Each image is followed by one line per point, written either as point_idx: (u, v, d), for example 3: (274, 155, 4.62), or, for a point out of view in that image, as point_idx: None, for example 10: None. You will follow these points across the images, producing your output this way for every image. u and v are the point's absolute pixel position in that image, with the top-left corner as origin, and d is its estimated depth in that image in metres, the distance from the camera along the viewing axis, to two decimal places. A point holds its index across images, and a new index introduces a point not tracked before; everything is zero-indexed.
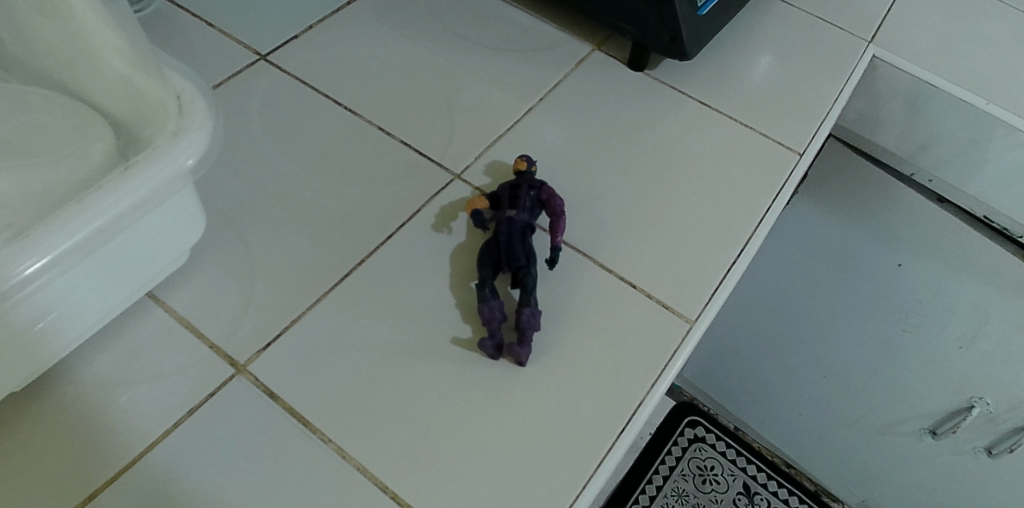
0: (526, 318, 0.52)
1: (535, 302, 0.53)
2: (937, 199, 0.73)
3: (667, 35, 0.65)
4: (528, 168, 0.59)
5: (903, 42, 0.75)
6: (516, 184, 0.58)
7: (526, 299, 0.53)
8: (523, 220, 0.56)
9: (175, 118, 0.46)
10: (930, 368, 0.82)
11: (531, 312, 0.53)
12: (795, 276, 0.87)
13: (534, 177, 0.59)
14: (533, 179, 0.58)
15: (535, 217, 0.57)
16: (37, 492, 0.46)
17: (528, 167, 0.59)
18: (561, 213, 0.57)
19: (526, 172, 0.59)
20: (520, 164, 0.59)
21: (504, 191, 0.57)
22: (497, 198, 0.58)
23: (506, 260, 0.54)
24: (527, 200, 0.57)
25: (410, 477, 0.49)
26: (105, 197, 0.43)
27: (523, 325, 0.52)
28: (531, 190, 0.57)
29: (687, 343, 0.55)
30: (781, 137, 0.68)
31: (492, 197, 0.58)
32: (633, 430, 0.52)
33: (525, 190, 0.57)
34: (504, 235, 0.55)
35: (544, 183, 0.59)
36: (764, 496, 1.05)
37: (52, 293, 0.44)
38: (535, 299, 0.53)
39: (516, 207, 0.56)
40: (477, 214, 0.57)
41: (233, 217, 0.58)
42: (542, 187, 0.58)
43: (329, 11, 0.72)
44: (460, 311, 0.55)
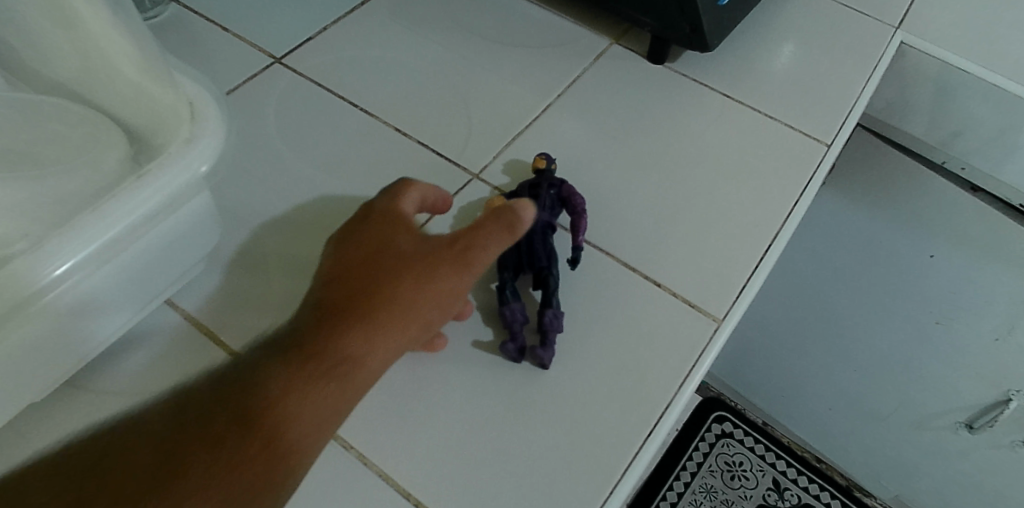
0: (548, 320, 0.52)
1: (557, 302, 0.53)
2: (971, 188, 0.70)
3: (688, 27, 0.64)
4: (547, 166, 0.59)
5: (932, 26, 0.73)
6: (535, 184, 0.57)
7: (548, 300, 0.52)
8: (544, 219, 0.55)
9: (188, 123, 0.46)
10: (968, 362, 0.79)
11: (554, 313, 0.52)
12: (824, 266, 0.85)
13: (555, 176, 0.58)
14: (553, 178, 0.57)
15: (555, 215, 0.56)
16: None
17: (547, 165, 0.59)
18: (582, 211, 0.56)
19: (545, 171, 0.58)
20: (540, 162, 0.58)
21: (522, 191, 0.57)
22: (517, 198, 0.57)
23: (527, 261, 0.54)
24: (548, 200, 0.56)
25: (433, 485, 0.48)
26: (120, 205, 0.43)
27: (545, 328, 0.52)
28: (550, 189, 0.57)
29: (715, 342, 0.54)
30: (810, 129, 0.66)
31: (512, 198, 0.57)
32: (662, 433, 0.51)
33: (545, 190, 0.56)
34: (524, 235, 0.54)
35: (565, 181, 0.58)
36: (794, 491, 1.03)
37: (75, 303, 0.44)
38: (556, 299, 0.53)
39: (536, 205, 0.56)
40: (497, 215, 0.56)
41: (251, 224, 0.57)
42: (561, 185, 0.57)
43: (343, 13, 0.71)
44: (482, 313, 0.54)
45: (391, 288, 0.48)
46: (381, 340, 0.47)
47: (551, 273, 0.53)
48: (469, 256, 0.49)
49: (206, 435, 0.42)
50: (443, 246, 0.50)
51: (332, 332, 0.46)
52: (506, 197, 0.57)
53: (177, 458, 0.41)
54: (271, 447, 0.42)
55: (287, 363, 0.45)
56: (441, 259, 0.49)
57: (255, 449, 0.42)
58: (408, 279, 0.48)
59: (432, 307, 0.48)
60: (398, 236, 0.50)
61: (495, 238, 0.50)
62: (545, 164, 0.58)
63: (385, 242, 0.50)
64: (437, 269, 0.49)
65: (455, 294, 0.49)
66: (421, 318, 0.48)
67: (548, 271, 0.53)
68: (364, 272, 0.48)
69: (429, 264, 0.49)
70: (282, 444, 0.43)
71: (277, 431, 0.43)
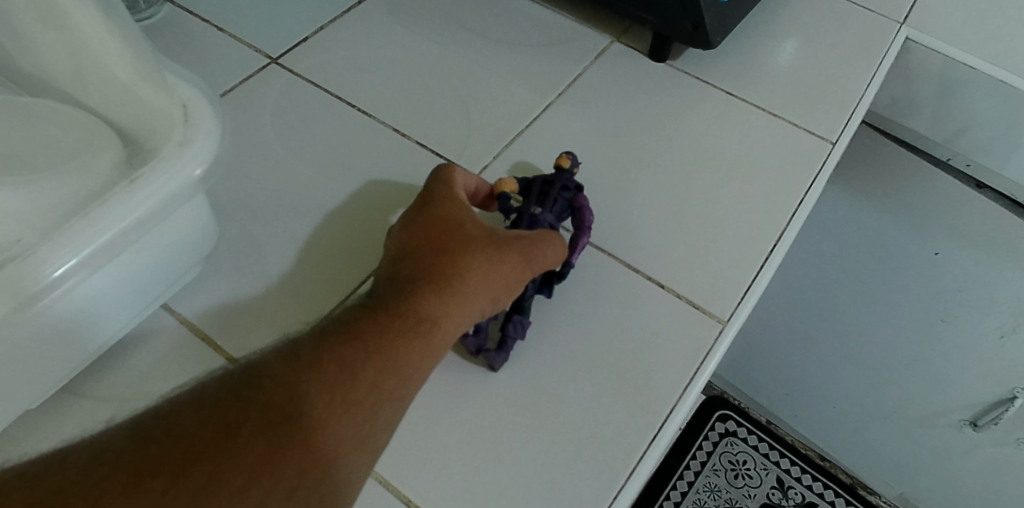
0: (512, 327, 0.51)
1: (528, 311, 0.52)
2: (976, 185, 0.70)
3: (689, 24, 0.63)
4: (568, 167, 0.57)
5: (936, 21, 0.72)
6: (550, 182, 0.55)
7: (523, 305, 0.52)
8: (548, 222, 0.54)
9: (182, 127, 0.45)
10: (973, 360, 0.78)
11: (522, 323, 0.51)
12: (828, 264, 0.84)
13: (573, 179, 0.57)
14: (570, 182, 0.56)
15: (558, 219, 0.55)
16: None
17: (569, 167, 0.57)
18: (587, 228, 0.55)
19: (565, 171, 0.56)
20: (563, 161, 0.57)
21: (536, 185, 0.55)
22: (527, 188, 0.55)
23: None
24: (557, 203, 0.55)
25: (434, 491, 0.47)
26: (113, 210, 0.42)
27: (506, 334, 0.51)
28: (564, 194, 0.55)
29: (720, 343, 0.53)
30: (814, 126, 0.65)
31: (523, 185, 0.55)
32: (667, 436, 0.50)
33: (559, 192, 0.55)
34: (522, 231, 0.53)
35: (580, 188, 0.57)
36: (798, 489, 1.02)
37: (66, 310, 0.43)
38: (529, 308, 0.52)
39: (544, 205, 0.54)
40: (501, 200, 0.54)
41: (247, 226, 0.56)
42: (577, 192, 0.56)
43: (341, 12, 0.70)
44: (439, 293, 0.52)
45: (469, 263, 0.48)
46: (451, 311, 0.46)
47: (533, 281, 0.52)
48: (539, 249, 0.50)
49: (291, 393, 0.41)
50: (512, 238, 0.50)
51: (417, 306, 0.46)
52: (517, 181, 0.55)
53: (264, 416, 0.40)
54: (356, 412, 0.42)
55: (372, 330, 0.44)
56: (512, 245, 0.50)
57: (344, 409, 0.42)
58: (483, 254, 0.48)
59: (504, 289, 0.49)
60: (465, 220, 0.50)
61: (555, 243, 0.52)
62: (568, 164, 0.57)
63: (454, 219, 0.50)
64: (507, 255, 0.49)
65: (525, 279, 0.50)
66: (495, 299, 0.49)
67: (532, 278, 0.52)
68: (438, 250, 0.48)
69: (499, 247, 0.49)
70: (367, 406, 0.42)
71: (363, 397, 0.42)
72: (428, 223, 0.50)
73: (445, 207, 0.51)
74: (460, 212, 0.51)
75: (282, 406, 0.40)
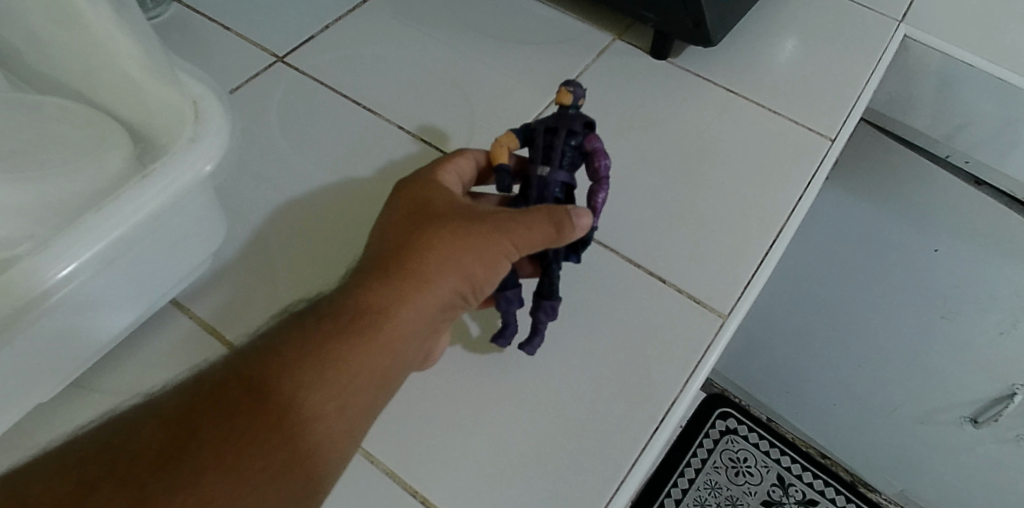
0: (543, 312, 0.50)
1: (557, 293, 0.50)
2: (974, 182, 0.71)
3: (691, 22, 0.64)
4: (573, 103, 0.51)
5: (935, 19, 0.73)
6: (553, 130, 0.50)
7: (548, 290, 0.50)
8: (560, 182, 0.49)
9: (191, 124, 0.46)
10: (972, 356, 0.79)
11: (552, 306, 0.50)
12: (827, 261, 0.85)
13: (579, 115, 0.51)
14: (576, 126, 0.50)
15: (571, 170, 0.50)
16: None
17: (573, 102, 0.51)
18: (604, 178, 0.51)
19: (569, 109, 0.51)
20: (565, 98, 0.51)
21: (539, 137, 0.50)
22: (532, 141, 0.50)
23: None
24: (565, 157, 0.49)
25: (440, 483, 0.49)
26: (125, 205, 0.43)
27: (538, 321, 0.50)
28: (570, 144, 0.49)
29: (720, 337, 0.54)
30: (813, 123, 0.66)
31: (526, 139, 0.51)
32: (668, 429, 0.51)
33: (564, 141, 0.49)
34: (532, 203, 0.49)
35: (589, 123, 0.51)
36: (799, 487, 1.04)
37: (77, 305, 0.44)
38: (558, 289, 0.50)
39: (549, 161, 0.49)
40: (501, 168, 0.50)
41: (254, 222, 0.57)
42: (585, 135, 0.50)
43: (345, 11, 0.71)
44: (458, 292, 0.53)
45: (431, 247, 0.45)
46: (410, 301, 0.44)
47: (555, 260, 0.49)
48: (514, 229, 0.45)
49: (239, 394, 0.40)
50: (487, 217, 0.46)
51: (375, 294, 0.43)
52: (518, 136, 0.51)
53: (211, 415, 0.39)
54: (303, 408, 0.40)
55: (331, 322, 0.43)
56: (483, 226, 0.45)
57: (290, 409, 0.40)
58: (447, 236, 0.45)
59: (474, 274, 0.45)
60: (444, 200, 0.47)
61: (538, 219, 0.45)
62: (570, 101, 0.51)
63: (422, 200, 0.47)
64: (476, 237, 0.45)
65: (498, 262, 0.45)
66: (465, 286, 0.45)
67: (552, 257, 0.49)
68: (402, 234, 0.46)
69: (468, 228, 0.45)
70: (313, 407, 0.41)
71: (312, 395, 0.41)
72: (405, 204, 0.47)
73: (424, 188, 0.48)
74: (441, 193, 0.48)
75: (230, 400, 0.40)
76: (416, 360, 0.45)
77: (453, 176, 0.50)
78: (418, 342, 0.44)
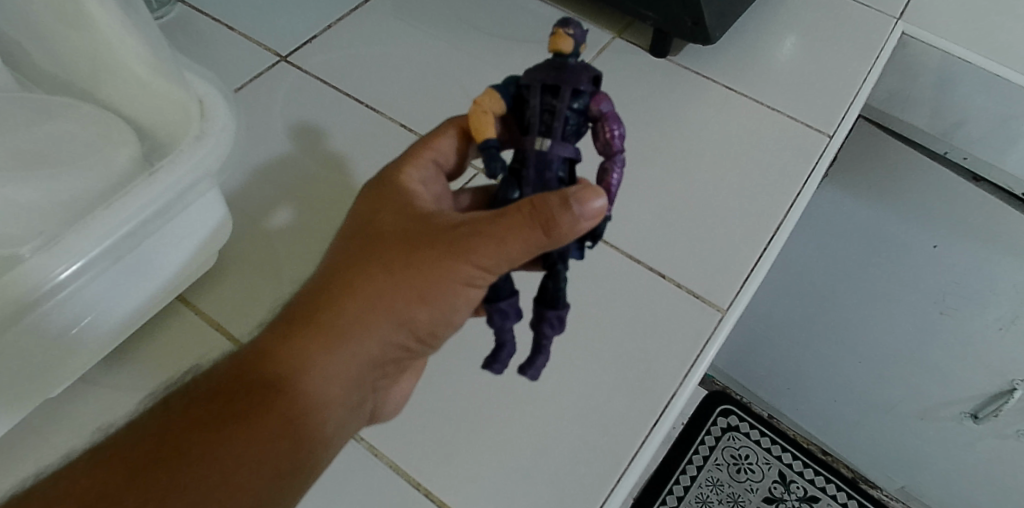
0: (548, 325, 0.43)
1: (564, 301, 0.43)
2: (972, 178, 0.71)
3: (689, 20, 0.64)
4: (574, 50, 0.42)
5: (932, 16, 0.73)
6: (552, 89, 0.41)
7: (555, 297, 0.43)
8: (563, 159, 0.41)
9: (197, 120, 0.47)
10: (971, 352, 0.79)
11: (558, 318, 0.43)
12: (827, 257, 0.85)
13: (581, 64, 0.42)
14: (581, 83, 0.41)
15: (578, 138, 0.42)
16: None
17: (573, 48, 0.42)
18: (619, 150, 0.43)
19: (568, 58, 0.42)
20: (564, 44, 0.41)
21: (533, 99, 0.41)
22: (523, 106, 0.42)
23: None
24: (569, 125, 0.41)
25: (444, 477, 0.50)
26: (132, 201, 0.44)
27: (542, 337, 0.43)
28: (573, 107, 0.41)
29: (720, 331, 0.55)
30: (812, 120, 0.66)
31: (516, 102, 0.42)
32: (668, 422, 0.51)
33: (566, 105, 0.41)
34: (530, 186, 0.42)
35: (595, 78, 0.41)
36: (800, 483, 1.04)
37: (86, 301, 0.45)
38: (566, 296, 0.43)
39: (549, 133, 0.41)
40: (489, 144, 0.42)
41: (258, 220, 0.58)
42: (591, 94, 0.41)
43: (347, 10, 0.71)
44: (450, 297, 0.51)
45: (363, 279, 0.42)
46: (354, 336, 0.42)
47: (560, 260, 0.43)
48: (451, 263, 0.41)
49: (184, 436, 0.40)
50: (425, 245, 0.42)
51: (310, 331, 0.42)
52: (506, 99, 0.42)
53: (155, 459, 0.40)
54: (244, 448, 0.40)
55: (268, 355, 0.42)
56: (420, 254, 0.42)
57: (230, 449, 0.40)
58: (388, 267, 0.42)
59: (410, 309, 0.43)
60: (394, 218, 0.44)
61: (490, 240, 0.40)
62: (571, 47, 0.41)
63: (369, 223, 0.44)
64: (419, 266, 0.42)
65: (436, 295, 0.42)
66: (402, 323, 0.43)
67: (558, 256, 0.43)
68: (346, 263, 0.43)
69: (405, 256, 0.42)
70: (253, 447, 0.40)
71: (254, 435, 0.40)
72: (355, 219, 0.45)
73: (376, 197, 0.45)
74: (395, 202, 0.45)
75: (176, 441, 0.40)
76: (354, 396, 0.44)
77: (425, 168, 0.47)
78: (352, 379, 0.43)
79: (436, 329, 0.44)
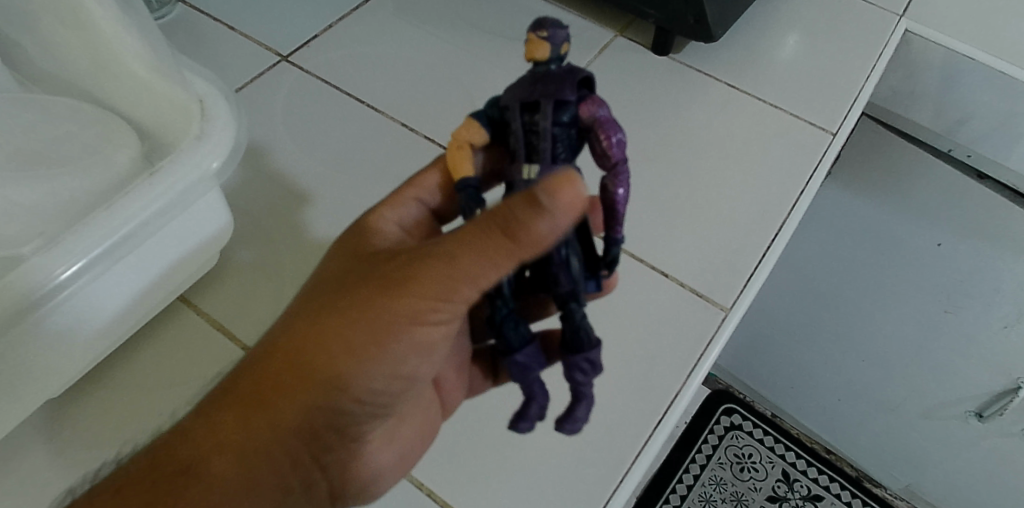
0: (580, 370, 0.40)
1: (591, 342, 0.40)
2: (977, 176, 0.70)
3: (692, 17, 0.64)
4: (553, 56, 0.40)
5: (936, 12, 0.73)
6: (533, 107, 0.39)
7: (578, 338, 0.40)
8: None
9: (199, 121, 0.46)
10: (976, 350, 0.79)
11: (588, 361, 0.40)
12: (830, 255, 0.85)
13: (566, 68, 0.40)
14: (565, 93, 0.39)
15: (572, 153, 0.40)
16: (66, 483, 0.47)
17: (557, 55, 0.40)
18: (620, 159, 0.40)
19: (548, 64, 0.40)
20: (539, 52, 0.39)
21: (515, 122, 0.40)
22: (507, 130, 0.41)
23: (540, 268, 0.40)
24: (557, 143, 0.39)
25: (448, 479, 0.50)
26: (133, 202, 0.44)
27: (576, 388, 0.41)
28: (560, 121, 0.39)
29: (723, 330, 0.55)
30: (814, 117, 0.66)
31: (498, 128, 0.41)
32: (672, 421, 0.51)
33: (551, 121, 0.39)
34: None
35: (583, 83, 0.40)
36: (803, 482, 1.04)
37: (86, 301, 0.45)
38: (591, 337, 0.40)
39: (537, 155, 0.39)
40: (466, 184, 0.41)
41: (260, 221, 0.58)
42: (578, 103, 0.39)
43: (348, 10, 0.71)
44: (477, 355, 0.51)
45: (303, 326, 0.41)
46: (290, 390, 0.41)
47: (572, 297, 0.40)
48: (392, 298, 0.39)
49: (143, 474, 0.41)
50: (368, 282, 0.40)
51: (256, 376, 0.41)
52: (486, 126, 0.41)
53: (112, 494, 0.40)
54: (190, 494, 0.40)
55: (224, 403, 0.42)
56: (361, 293, 0.40)
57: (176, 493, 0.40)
58: (323, 314, 0.41)
59: (344, 359, 0.40)
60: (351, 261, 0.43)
61: (437, 272, 0.38)
62: (548, 53, 0.40)
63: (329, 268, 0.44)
64: (349, 314, 0.40)
65: (371, 342, 0.40)
66: (340, 374, 0.41)
67: (570, 295, 0.40)
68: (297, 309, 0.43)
69: (338, 303, 0.41)
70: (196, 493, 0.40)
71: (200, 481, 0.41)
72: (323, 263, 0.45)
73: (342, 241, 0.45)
74: (357, 245, 0.44)
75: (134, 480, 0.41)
76: (304, 449, 0.42)
77: (406, 207, 0.47)
78: (299, 433, 0.42)
79: (384, 381, 0.42)
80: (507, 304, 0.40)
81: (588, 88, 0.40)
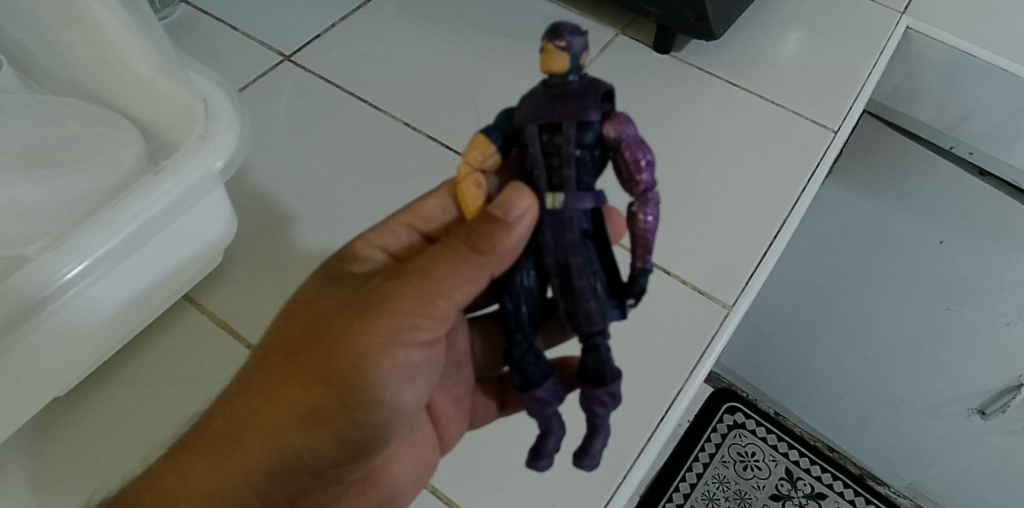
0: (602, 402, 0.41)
1: (612, 375, 0.41)
2: (979, 173, 0.70)
3: (693, 15, 0.64)
4: (571, 66, 0.38)
5: (937, 9, 0.73)
6: (553, 129, 0.38)
7: (601, 373, 0.40)
8: (582, 209, 0.39)
9: (202, 120, 0.47)
10: (978, 348, 0.79)
11: (609, 394, 0.41)
12: (832, 253, 0.85)
13: (587, 84, 0.39)
14: (588, 114, 0.38)
15: (595, 176, 0.39)
16: (72, 482, 0.48)
17: (576, 68, 0.38)
18: (647, 183, 0.39)
19: (569, 80, 0.38)
20: (557, 63, 0.38)
21: (533, 146, 0.39)
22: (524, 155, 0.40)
23: (562, 303, 0.40)
24: (580, 167, 0.38)
25: (454, 477, 0.50)
26: (136, 201, 0.44)
27: (595, 420, 0.41)
28: (583, 143, 0.38)
29: (726, 327, 0.55)
30: (816, 115, 0.66)
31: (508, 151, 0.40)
32: (674, 418, 0.52)
33: (574, 144, 0.38)
34: (551, 251, 0.39)
35: (605, 101, 0.38)
36: (807, 480, 1.04)
37: (91, 301, 0.45)
38: (614, 370, 0.41)
39: (562, 184, 0.39)
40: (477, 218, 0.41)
41: (264, 220, 0.58)
42: (600, 123, 0.38)
43: (350, 10, 0.71)
44: (483, 385, 0.53)
45: (287, 353, 0.42)
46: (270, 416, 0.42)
47: (598, 333, 0.40)
48: (357, 326, 0.41)
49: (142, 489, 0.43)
50: (336, 311, 0.42)
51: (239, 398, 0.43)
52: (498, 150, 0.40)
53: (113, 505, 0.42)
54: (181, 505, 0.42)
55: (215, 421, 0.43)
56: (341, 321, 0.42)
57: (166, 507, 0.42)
58: (303, 344, 0.42)
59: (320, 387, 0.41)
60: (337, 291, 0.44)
61: (415, 299, 0.41)
62: (565, 63, 0.38)
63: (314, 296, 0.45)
64: (324, 345, 0.41)
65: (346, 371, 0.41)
66: (314, 402, 0.41)
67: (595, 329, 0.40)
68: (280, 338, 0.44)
69: (317, 332, 0.42)
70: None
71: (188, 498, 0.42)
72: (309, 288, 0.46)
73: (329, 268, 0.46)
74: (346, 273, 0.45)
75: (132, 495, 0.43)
76: (287, 476, 0.44)
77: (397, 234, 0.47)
78: (280, 459, 0.43)
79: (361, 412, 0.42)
80: (527, 339, 0.41)
81: (610, 102, 0.39)
